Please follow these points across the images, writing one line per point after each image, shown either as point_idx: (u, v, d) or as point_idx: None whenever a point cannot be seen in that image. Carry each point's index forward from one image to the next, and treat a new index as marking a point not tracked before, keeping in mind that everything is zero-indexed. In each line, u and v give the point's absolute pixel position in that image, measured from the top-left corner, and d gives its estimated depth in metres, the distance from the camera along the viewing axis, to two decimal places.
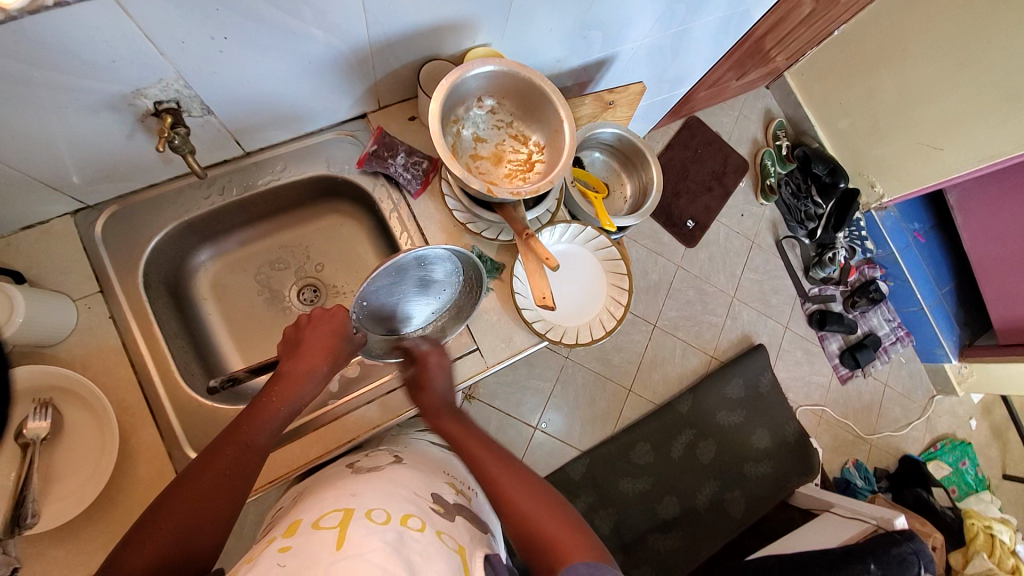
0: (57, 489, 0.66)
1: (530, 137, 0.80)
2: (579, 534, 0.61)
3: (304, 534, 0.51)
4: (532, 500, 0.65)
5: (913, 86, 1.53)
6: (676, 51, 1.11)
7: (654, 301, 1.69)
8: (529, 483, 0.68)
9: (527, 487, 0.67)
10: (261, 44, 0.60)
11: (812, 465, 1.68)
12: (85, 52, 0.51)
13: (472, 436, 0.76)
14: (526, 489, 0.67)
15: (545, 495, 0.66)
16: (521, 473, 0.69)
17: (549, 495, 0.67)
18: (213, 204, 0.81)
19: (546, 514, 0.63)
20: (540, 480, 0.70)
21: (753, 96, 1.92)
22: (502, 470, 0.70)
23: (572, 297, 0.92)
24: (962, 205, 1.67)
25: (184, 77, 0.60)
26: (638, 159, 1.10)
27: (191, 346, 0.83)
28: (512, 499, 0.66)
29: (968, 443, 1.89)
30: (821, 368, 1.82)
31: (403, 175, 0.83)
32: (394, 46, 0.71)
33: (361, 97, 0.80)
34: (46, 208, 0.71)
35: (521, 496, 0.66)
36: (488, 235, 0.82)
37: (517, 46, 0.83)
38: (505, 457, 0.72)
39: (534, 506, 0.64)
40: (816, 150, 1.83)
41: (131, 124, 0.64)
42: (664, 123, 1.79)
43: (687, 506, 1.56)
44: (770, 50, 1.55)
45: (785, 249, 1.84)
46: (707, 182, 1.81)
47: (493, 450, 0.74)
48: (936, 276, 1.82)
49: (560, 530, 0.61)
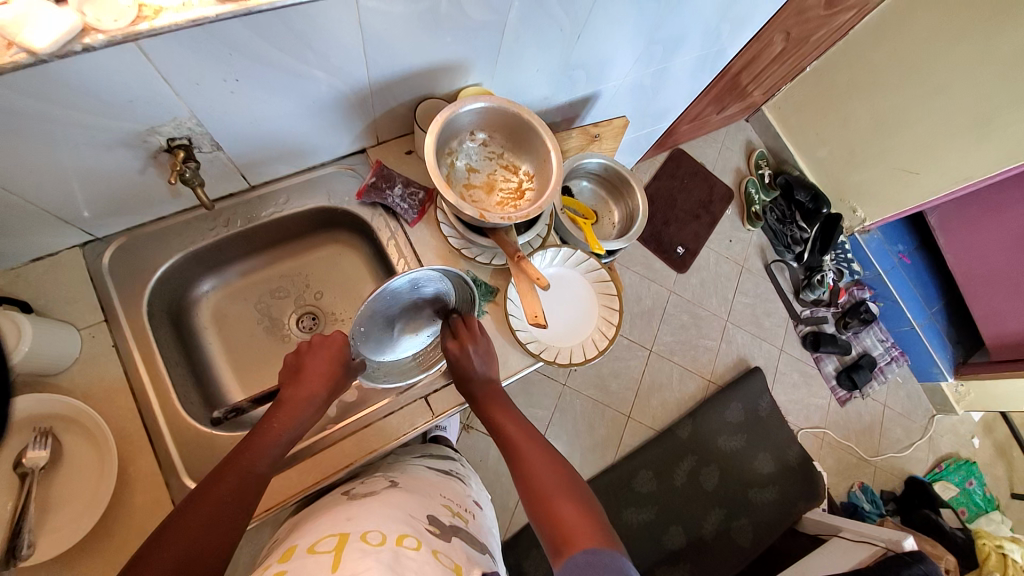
0: (53, 519, 0.65)
1: (520, 167, 0.85)
2: (593, 524, 0.62)
3: (299, 558, 0.51)
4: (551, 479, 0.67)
5: (886, 114, 1.62)
6: (658, 88, 1.18)
7: (649, 327, 1.71)
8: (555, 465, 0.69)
9: (554, 467, 0.69)
10: (269, 85, 0.65)
11: (817, 489, 1.66)
12: (106, 92, 0.56)
13: (510, 421, 0.75)
14: (554, 470, 0.68)
15: (569, 479, 0.68)
16: (547, 453, 0.71)
17: (573, 479, 0.68)
18: (218, 236, 0.84)
19: (565, 497, 0.65)
20: (570, 466, 0.71)
21: (734, 129, 2.01)
22: (537, 456, 0.70)
23: (565, 318, 0.94)
24: (944, 225, 1.73)
25: (197, 116, 0.65)
26: (624, 187, 1.15)
27: (192, 376, 0.84)
28: (535, 484, 0.67)
29: (972, 462, 1.87)
30: (819, 390, 1.83)
31: (401, 205, 0.86)
32: (392, 86, 0.77)
33: (361, 133, 0.85)
34: (56, 241, 0.74)
35: (545, 476, 0.67)
36: (482, 259, 0.86)
37: (507, 85, 0.89)
38: (537, 438, 0.73)
39: (557, 487, 0.66)
40: (798, 178, 1.91)
41: (144, 159, 0.68)
42: (650, 155, 1.87)
43: (693, 535, 1.53)
44: (747, 85, 1.64)
45: (774, 273, 1.89)
46: (695, 210, 1.87)
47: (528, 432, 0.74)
48: (924, 295, 1.86)
49: (576, 518, 0.63)
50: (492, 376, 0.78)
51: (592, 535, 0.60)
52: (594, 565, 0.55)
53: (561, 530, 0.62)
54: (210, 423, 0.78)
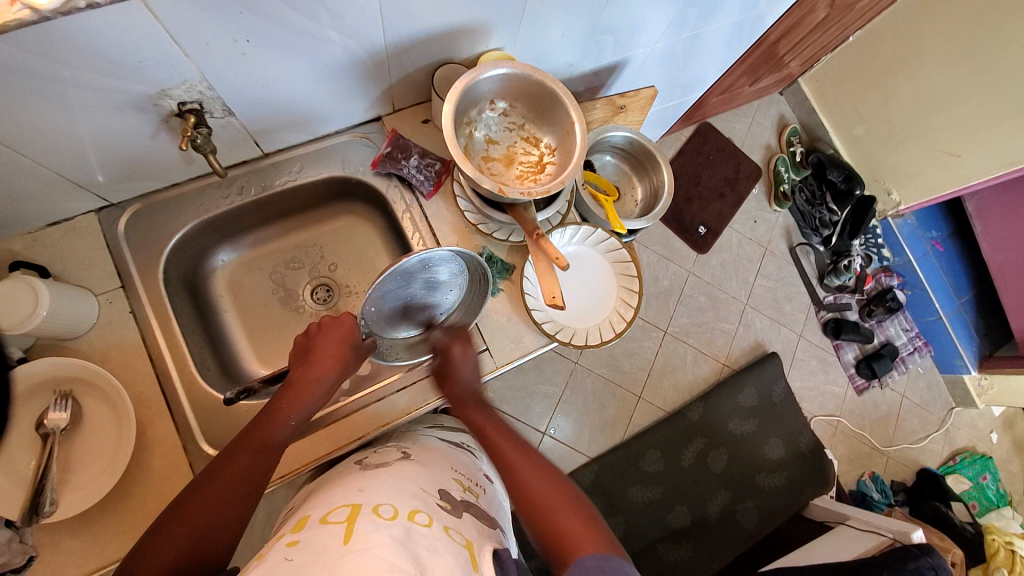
0: (75, 479, 0.67)
1: (541, 139, 0.81)
2: (593, 531, 0.61)
3: (310, 529, 0.52)
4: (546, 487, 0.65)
5: (930, 92, 1.51)
6: (689, 56, 1.11)
7: (665, 307, 1.68)
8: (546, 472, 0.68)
9: (545, 474, 0.67)
10: (282, 47, 0.62)
11: (827, 476, 1.65)
12: (113, 52, 0.53)
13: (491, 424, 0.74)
14: (545, 478, 0.66)
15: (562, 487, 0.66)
16: (537, 461, 0.69)
17: (566, 486, 0.66)
18: (232, 204, 0.83)
19: (563, 507, 0.63)
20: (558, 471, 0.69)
21: (766, 102, 1.91)
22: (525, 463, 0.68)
23: (582, 298, 0.91)
24: (982, 212, 1.64)
25: (207, 79, 0.62)
26: (649, 163, 1.10)
27: (207, 343, 0.85)
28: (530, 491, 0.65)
29: (989, 457, 1.83)
30: (836, 378, 1.79)
31: (416, 177, 0.84)
32: (409, 50, 0.73)
33: (377, 99, 0.82)
34: (71, 205, 0.73)
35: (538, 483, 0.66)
36: (499, 236, 0.83)
37: (530, 50, 0.84)
38: (526, 448, 0.71)
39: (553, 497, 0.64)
40: (832, 157, 1.81)
41: (156, 124, 0.66)
42: (676, 129, 1.79)
43: (698, 516, 1.54)
44: (784, 55, 1.54)
45: (799, 256, 1.82)
46: (719, 188, 1.80)
47: (515, 441, 0.72)
48: (954, 285, 1.79)
49: (575, 529, 0.61)
50: (477, 384, 0.76)
51: (595, 543, 0.59)
52: (602, 565, 0.56)
53: (560, 540, 0.60)
54: (223, 403, 0.73)
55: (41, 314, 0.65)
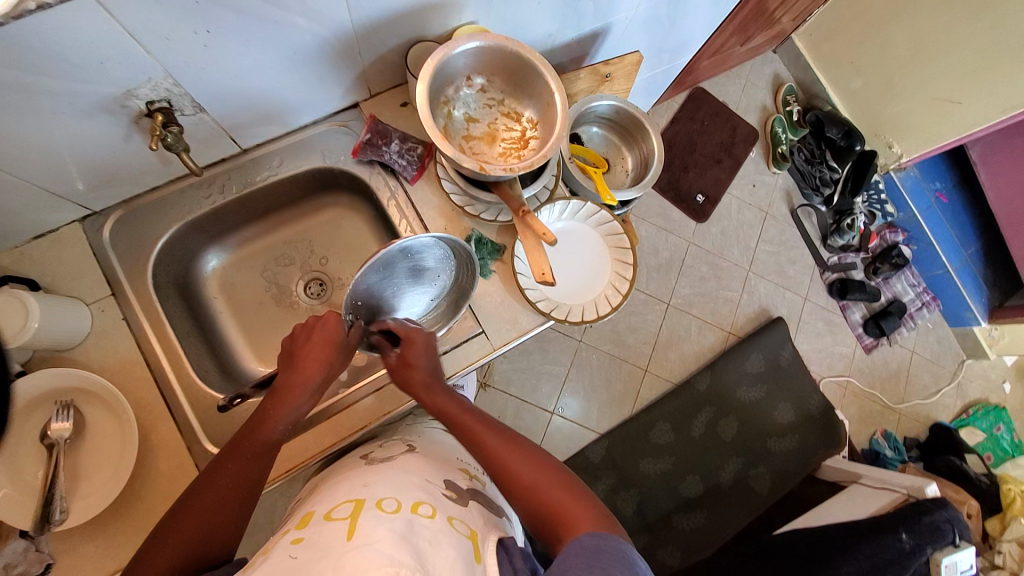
0: (83, 487, 0.68)
1: (522, 113, 0.79)
2: (590, 509, 0.60)
3: (315, 525, 0.52)
4: (532, 469, 0.64)
5: (929, 37, 1.45)
6: (674, 19, 1.08)
7: (667, 279, 1.66)
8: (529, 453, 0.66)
9: (528, 458, 0.65)
10: (247, 36, 0.60)
11: (838, 437, 1.64)
12: (71, 54, 0.52)
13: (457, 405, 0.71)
14: (532, 463, 0.65)
15: (557, 472, 0.64)
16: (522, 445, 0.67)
17: (553, 465, 0.66)
18: (214, 204, 0.82)
19: (551, 486, 0.62)
20: (550, 457, 0.67)
21: (759, 62, 1.85)
22: (508, 448, 0.66)
23: (576, 273, 0.90)
24: (986, 160, 1.60)
25: (172, 75, 0.61)
26: (637, 131, 1.07)
27: (204, 345, 0.85)
28: (518, 475, 0.63)
29: (1002, 407, 1.82)
30: (844, 339, 1.77)
31: (399, 162, 0.82)
32: (379, 30, 0.71)
33: (352, 85, 0.80)
34: (54, 216, 0.73)
35: (522, 464, 0.64)
36: (487, 216, 0.81)
37: (505, 22, 0.82)
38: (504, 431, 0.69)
39: (539, 476, 0.63)
40: (830, 113, 1.76)
41: (127, 126, 0.65)
42: (667, 96, 1.75)
43: (710, 484, 1.54)
44: (775, 11, 1.49)
45: (800, 218, 1.79)
46: (716, 154, 1.76)
47: (493, 426, 0.70)
48: (961, 237, 1.76)
49: (572, 504, 0.60)
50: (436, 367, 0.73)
51: (591, 520, 0.58)
52: (599, 543, 0.53)
53: (556, 519, 0.59)
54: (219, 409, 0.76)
55: (10, 346, 0.65)
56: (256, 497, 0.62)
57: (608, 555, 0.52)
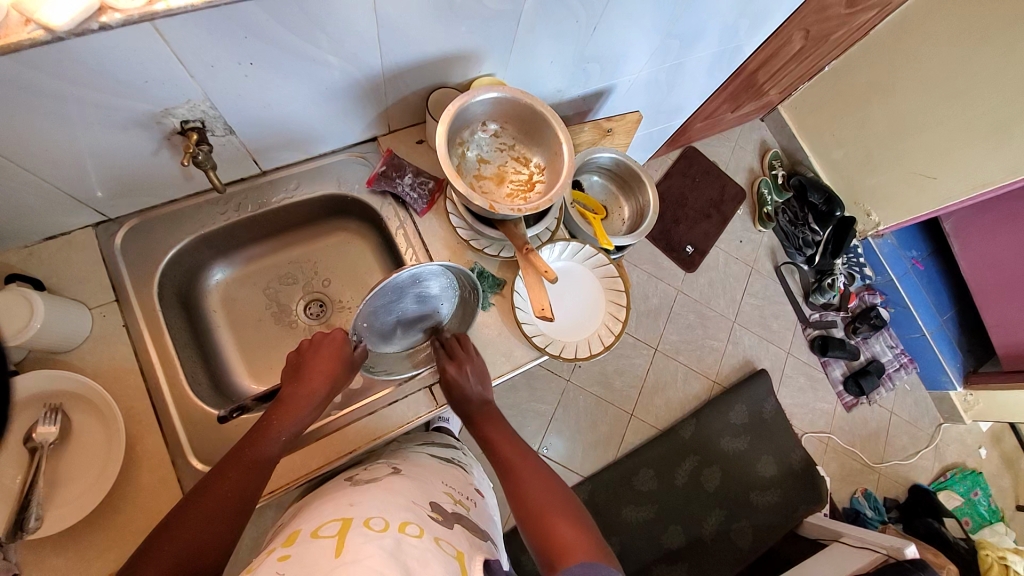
0: (61, 495, 0.66)
1: (531, 159, 0.84)
2: (585, 537, 0.67)
3: (302, 543, 0.51)
4: (541, 490, 0.73)
5: (904, 117, 1.58)
6: (672, 84, 1.17)
7: (656, 325, 1.70)
8: (544, 476, 0.75)
9: (541, 480, 0.74)
10: (283, 70, 0.65)
11: (820, 493, 1.65)
12: (121, 72, 0.56)
13: (502, 435, 0.81)
14: (540, 483, 0.74)
15: (560, 495, 0.73)
16: (536, 466, 0.77)
17: (562, 492, 0.74)
18: (228, 220, 0.85)
19: (558, 512, 0.70)
20: (561, 481, 0.76)
21: (748, 128, 1.99)
22: (525, 469, 0.76)
23: (572, 311, 0.93)
24: (960, 232, 1.70)
25: (210, 99, 0.65)
26: (635, 182, 1.13)
27: (199, 358, 0.85)
28: (527, 491, 0.73)
29: (978, 473, 1.85)
30: (825, 395, 1.81)
31: (410, 194, 0.86)
32: (405, 74, 0.76)
33: (373, 121, 0.85)
34: (69, 220, 0.75)
35: (534, 486, 0.73)
36: (490, 251, 0.85)
37: (520, 76, 0.89)
38: (532, 459, 0.78)
39: (547, 500, 0.71)
40: (812, 179, 1.88)
41: (158, 141, 0.68)
42: (662, 152, 1.85)
43: (693, 536, 1.53)
44: (763, 83, 1.62)
45: (784, 275, 1.87)
46: (706, 209, 1.85)
47: (518, 447, 0.80)
48: (936, 303, 1.84)
49: (568, 531, 0.68)
50: (486, 395, 0.80)
51: (584, 548, 0.65)
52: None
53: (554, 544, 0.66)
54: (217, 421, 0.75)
55: (11, 343, 0.65)
56: (253, 507, 0.61)
57: None
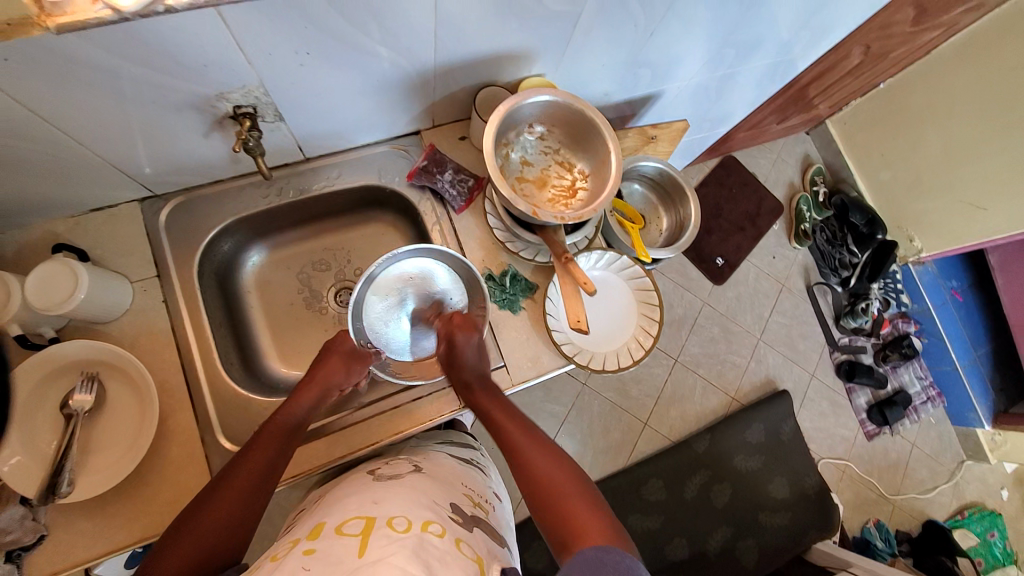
0: (94, 462, 0.68)
1: (575, 165, 0.82)
2: (601, 518, 0.60)
3: (327, 538, 0.52)
4: (554, 469, 0.66)
5: (961, 142, 1.50)
6: (722, 93, 1.13)
7: (678, 336, 1.68)
8: (553, 454, 0.68)
9: (553, 458, 0.67)
10: (337, 61, 0.64)
11: (832, 521, 1.62)
12: (184, 55, 0.56)
13: (500, 408, 0.73)
14: (552, 461, 0.67)
15: (575, 476, 0.66)
16: (546, 444, 0.69)
17: (574, 471, 0.67)
18: (269, 204, 0.85)
19: (572, 491, 0.63)
20: (572, 460, 0.69)
21: (792, 140, 1.92)
22: (535, 448, 0.69)
23: (603, 322, 0.91)
24: (1004, 266, 1.63)
25: (265, 86, 0.65)
26: (676, 194, 1.11)
27: (232, 338, 0.86)
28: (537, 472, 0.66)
29: (998, 515, 1.79)
30: (847, 422, 1.76)
31: (449, 191, 0.86)
32: (455, 71, 0.75)
33: (418, 115, 0.84)
34: (117, 193, 0.76)
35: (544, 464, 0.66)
36: (525, 255, 0.84)
37: (570, 77, 0.86)
38: (541, 437, 0.71)
39: (561, 479, 0.65)
40: (854, 199, 1.81)
41: (209, 124, 0.69)
42: (700, 159, 1.80)
43: (697, 551, 1.51)
44: (814, 97, 1.56)
45: (816, 295, 1.81)
46: (740, 221, 1.80)
47: (526, 425, 0.72)
48: (973, 337, 1.77)
49: (585, 512, 0.61)
50: (485, 369, 0.77)
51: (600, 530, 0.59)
52: (603, 556, 0.54)
53: (569, 525, 0.60)
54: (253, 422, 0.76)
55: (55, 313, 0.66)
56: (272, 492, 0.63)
57: (608, 569, 0.52)
